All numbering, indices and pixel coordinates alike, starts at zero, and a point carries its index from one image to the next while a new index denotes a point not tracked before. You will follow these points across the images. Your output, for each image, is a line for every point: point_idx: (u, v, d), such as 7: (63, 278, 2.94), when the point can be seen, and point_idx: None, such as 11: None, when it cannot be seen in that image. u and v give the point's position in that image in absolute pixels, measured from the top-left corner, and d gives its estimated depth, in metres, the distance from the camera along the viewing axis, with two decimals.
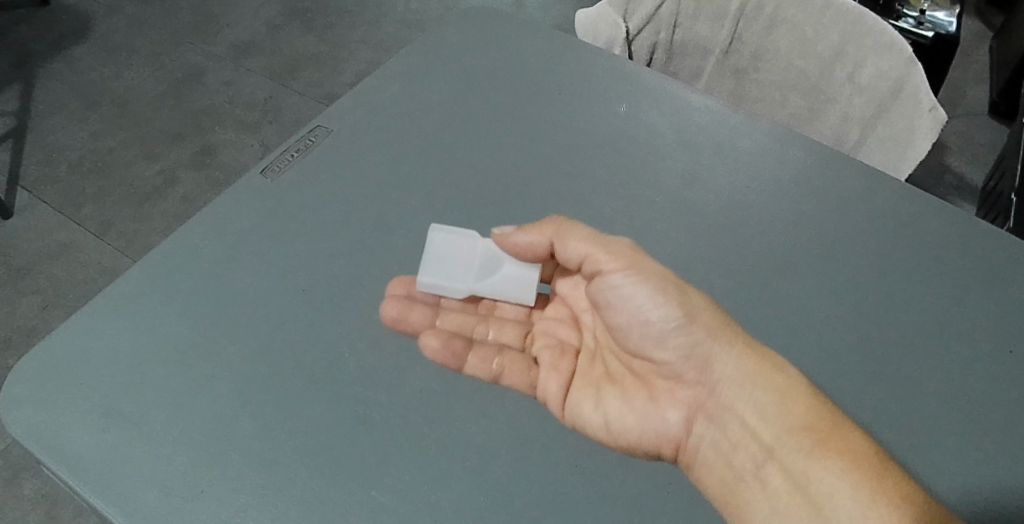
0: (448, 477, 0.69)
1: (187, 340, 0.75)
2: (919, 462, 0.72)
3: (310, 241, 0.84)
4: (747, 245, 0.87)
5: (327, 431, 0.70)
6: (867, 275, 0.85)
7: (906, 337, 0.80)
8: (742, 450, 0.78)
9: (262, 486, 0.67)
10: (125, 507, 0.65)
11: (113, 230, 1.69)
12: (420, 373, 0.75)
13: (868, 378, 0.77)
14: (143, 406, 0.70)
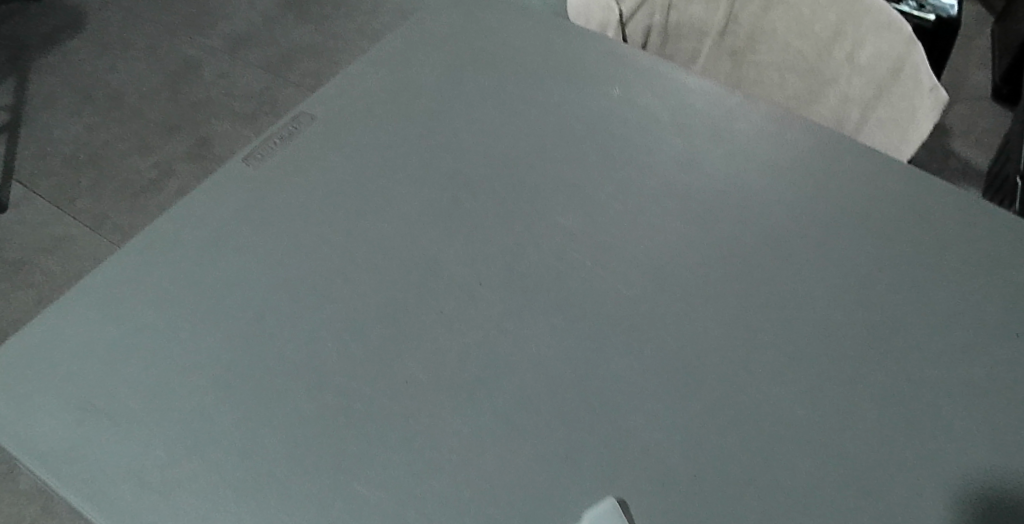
0: (431, 468, 0.64)
1: (164, 329, 0.73)
2: (948, 454, 0.64)
3: (288, 228, 0.80)
4: (760, 227, 0.79)
5: (304, 422, 0.67)
6: (894, 255, 0.77)
7: (935, 320, 0.72)
8: (769, 433, 0.65)
9: (237, 478, 0.64)
10: (98, 502, 0.63)
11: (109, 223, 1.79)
12: (403, 363, 0.70)
13: (888, 362, 0.69)
14: (114, 400, 0.68)
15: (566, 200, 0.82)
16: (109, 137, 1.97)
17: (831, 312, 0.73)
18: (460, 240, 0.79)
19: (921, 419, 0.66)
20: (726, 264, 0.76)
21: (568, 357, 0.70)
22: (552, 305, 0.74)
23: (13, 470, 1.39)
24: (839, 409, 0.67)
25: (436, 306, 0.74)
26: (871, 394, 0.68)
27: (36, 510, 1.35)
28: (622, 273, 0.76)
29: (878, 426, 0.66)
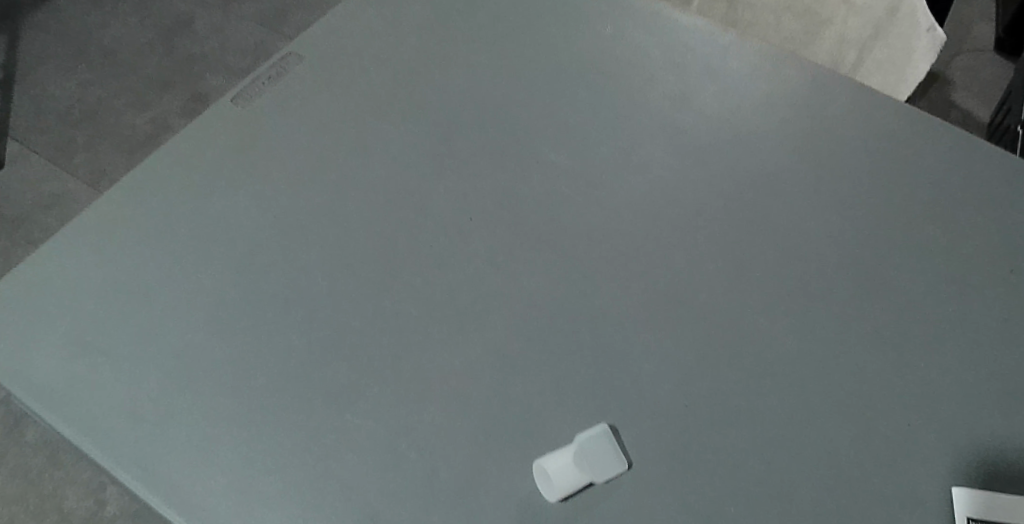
0: (411, 400, 0.60)
1: (144, 259, 0.71)
2: (958, 390, 0.60)
3: (272, 166, 0.76)
4: (769, 156, 0.74)
5: (279, 355, 0.63)
6: (908, 182, 0.72)
7: (946, 250, 0.67)
8: (770, 368, 0.62)
9: (211, 405, 0.61)
10: (76, 424, 0.61)
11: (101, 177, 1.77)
12: (384, 293, 0.66)
13: (897, 293, 0.65)
14: (95, 326, 0.67)
15: (557, 131, 0.78)
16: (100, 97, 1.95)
17: (840, 242, 0.69)
18: (445, 172, 0.75)
19: (924, 352, 0.62)
20: (729, 197, 0.72)
21: (560, 292, 0.66)
22: (544, 240, 0.70)
23: (19, 422, 1.37)
24: (845, 341, 0.63)
25: (423, 240, 0.70)
26: (877, 325, 0.63)
27: (44, 463, 1.32)
28: (619, 207, 0.72)
29: (884, 360, 0.62)
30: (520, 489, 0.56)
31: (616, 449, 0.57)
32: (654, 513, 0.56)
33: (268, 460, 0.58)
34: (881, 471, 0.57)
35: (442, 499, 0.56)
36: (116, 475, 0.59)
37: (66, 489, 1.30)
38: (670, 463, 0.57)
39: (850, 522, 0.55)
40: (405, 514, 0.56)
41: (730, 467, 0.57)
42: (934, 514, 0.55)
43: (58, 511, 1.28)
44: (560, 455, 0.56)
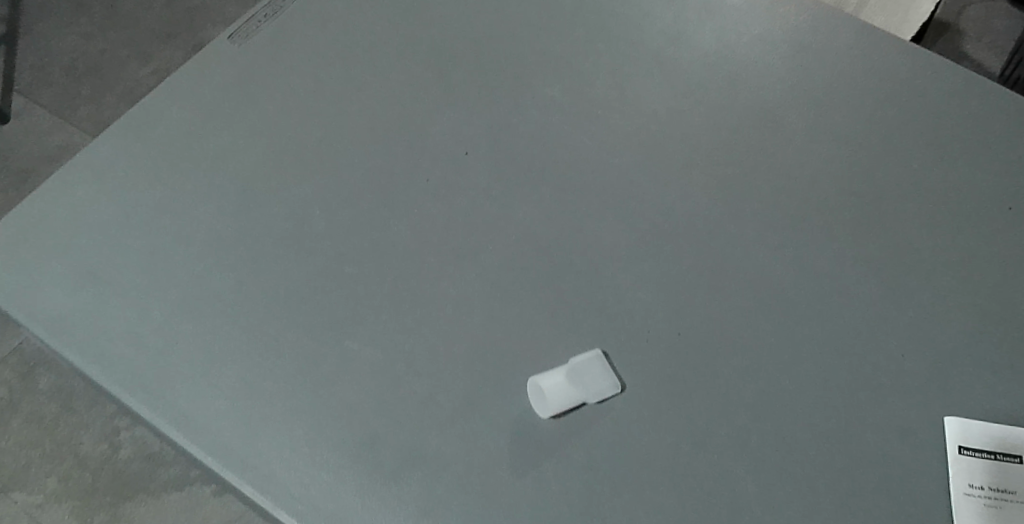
0: (399, 315, 0.56)
1: (101, 163, 0.63)
2: (970, 315, 0.58)
3: (242, 83, 0.67)
4: (794, 60, 0.68)
5: (255, 265, 0.58)
6: (930, 97, 0.67)
7: (961, 172, 0.63)
8: (772, 291, 0.58)
9: (186, 315, 0.56)
10: (40, 318, 0.57)
11: (75, 123, 1.48)
12: (368, 201, 0.61)
13: (916, 213, 0.61)
14: (55, 219, 0.61)
15: (558, 37, 0.70)
16: (43, 41, 1.59)
17: (858, 156, 0.63)
18: (433, 82, 0.67)
19: (924, 278, 0.59)
20: (746, 103, 0.66)
21: (558, 204, 0.61)
22: (543, 151, 0.64)
23: (30, 370, 1.15)
24: (851, 265, 0.59)
25: (406, 159, 0.63)
26: (883, 249, 0.60)
27: (55, 408, 1.13)
28: (626, 115, 0.65)
29: (898, 282, 0.59)
30: (511, 410, 0.53)
31: (610, 372, 0.54)
32: (643, 436, 0.52)
33: (272, 381, 0.54)
34: (873, 401, 0.54)
35: (432, 419, 0.53)
36: (118, 396, 0.54)
37: (81, 433, 1.11)
38: (662, 387, 0.54)
39: (860, 447, 0.53)
40: (394, 435, 0.52)
41: (722, 393, 0.54)
42: (927, 445, 0.53)
43: (74, 457, 1.09)
44: (554, 373, 0.53)
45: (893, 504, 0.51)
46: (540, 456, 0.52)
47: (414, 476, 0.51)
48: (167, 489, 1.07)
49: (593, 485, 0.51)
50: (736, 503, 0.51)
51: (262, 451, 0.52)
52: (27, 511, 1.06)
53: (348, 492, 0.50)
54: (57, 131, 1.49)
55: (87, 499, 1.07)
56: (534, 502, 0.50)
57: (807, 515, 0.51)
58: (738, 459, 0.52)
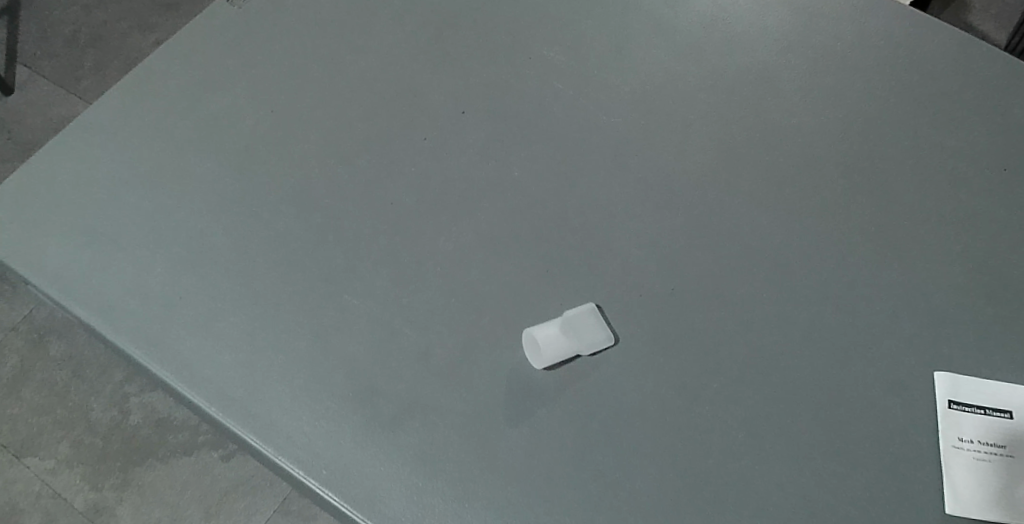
0: (397, 273, 0.57)
1: (104, 125, 0.64)
2: (963, 274, 0.58)
3: (242, 43, 0.68)
4: (793, 19, 0.68)
5: (256, 225, 0.59)
6: (930, 54, 0.66)
7: (959, 130, 0.63)
8: (765, 248, 0.59)
9: (189, 273, 0.57)
10: (47, 276, 0.58)
11: (77, 94, 1.39)
12: (367, 162, 0.62)
13: (912, 172, 0.61)
14: (59, 180, 0.62)
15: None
16: (41, 10, 1.47)
17: (855, 116, 0.64)
18: (430, 45, 0.67)
19: (918, 236, 0.59)
20: (744, 64, 0.66)
21: (554, 163, 0.62)
22: (540, 111, 0.64)
23: (40, 338, 1.17)
24: (845, 223, 0.60)
25: (404, 119, 0.64)
26: (877, 207, 0.60)
27: (65, 376, 1.14)
28: (624, 74, 0.65)
29: (892, 240, 0.59)
30: (507, 363, 0.54)
31: (603, 325, 0.55)
32: (636, 389, 0.54)
33: (273, 334, 0.55)
34: (862, 355, 0.55)
35: (430, 373, 0.54)
36: (123, 348, 0.55)
37: (91, 400, 1.13)
38: (655, 341, 0.55)
39: (850, 401, 0.54)
40: (393, 386, 0.53)
41: (714, 347, 0.55)
42: (916, 398, 0.54)
43: (85, 423, 1.12)
44: (549, 325, 0.54)
45: (880, 455, 0.52)
46: (536, 408, 0.53)
47: (412, 425, 0.52)
48: (176, 454, 1.09)
49: (586, 434, 0.52)
50: (727, 454, 0.52)
51: (264, 401, 0.53)
52: (41, 475, 1.08)
53: (348, 440, 0.52)
54: (59, 102, 1.38)
55: (98, 464, 1.09)
56: (529, 451, 0.52)
57: (796, 464, 0.52)
58: (728, 410, 0.53)
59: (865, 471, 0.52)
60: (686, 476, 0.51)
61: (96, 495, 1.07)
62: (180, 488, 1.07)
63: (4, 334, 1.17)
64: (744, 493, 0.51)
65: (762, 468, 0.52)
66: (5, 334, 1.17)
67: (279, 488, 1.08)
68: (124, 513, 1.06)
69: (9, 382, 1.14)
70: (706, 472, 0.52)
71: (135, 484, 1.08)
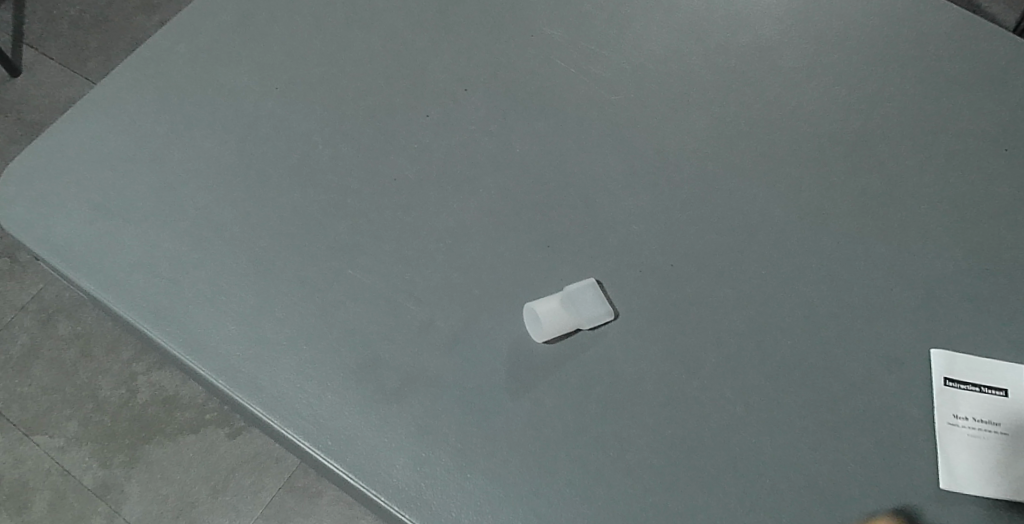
0: (399, 249, 0.58)
1: (111, 103, 0.64)
2: (960, 253, 0.59)
3: (245, 20, 0.68)
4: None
5: (260, 202, 0.60)
6: (933, 33, 0.66)
7: (960, 109, 0.63)
8: (764, 226, 0.59)
9: (196, 247, 0.58)
10: (58, 250, 0.59)
11: (83, 75, 1.40)
12: (371, 140, 0.62)
13: (911, 151, 0.62)
14: (68, 158, 0.62)
15: None
16: None
17: (856, 95, 0.64)
18: (433, 23, 0.68)
19: (917, 214, 0.60)
20: (746, 43, 0.66)
21: (555, 140, 0.62)
22: (542, 88, 0.64)
23: (50, 317, 1.18)
24: (843, 201, 0.60)
25: (407, 96, 0.64)
26: (877, 185, 0.60)
27: (74, 355, 1.16)
28: (626, 52, 0.66)
29: (890, 219, 0.59)
30: (508, 336, 0.55)
31: (603, 299, 0.56)
32: (634, 364, 0.54)
33: (280, 308, 0.56)
34: (859, 331, 0.56)
35: (432, 347, 0.55)
36: (132, 323, 0.56)
37: (100, 378, 1.14)
38: (653, 315, 0.56)
39: (846, 376, 0.55)
40: (396, 359, 0.54)
41: (713, 322, 0.56)
42: (911, 374, 0.55)
43: (94, 401, 1.13)
44: (549, 299, 0.55)
45: (874, 428, 0.53)
46: (535, 381, 0.54)
47: (415, 396, 0.53)
48: (183, 431, 1.11)
49: (585, 407, 0.53)
50: (724, 428, 0.53)
51: (269, 372, 0.54)
52: (51, 452, 1.10)
53: (352, 411, 0.53)
54: (65, 83, 1.39)
55: (107, 442, 1.11)
56: (529, 422, 0.53)
57: (791, 437, 0.53)
58: (725, 384, 0.54)
59: (860, 444, 0.53)
60: (683, 449, 0.52)
61: (105, 472, 1.09)
62: (188, 465, 1.09)
63: (14, 313, 1.19)
64: (741, 465, 0.52)
65: (758, 441, 0.53)
66: (15, 313, 1.19)
67: (286, 464, 1.10)
68: (133, 489, 1.08)
69: (20, 360, 1.16)
70: (703, 444, 0.52)
71: (144, 461, 1.09)
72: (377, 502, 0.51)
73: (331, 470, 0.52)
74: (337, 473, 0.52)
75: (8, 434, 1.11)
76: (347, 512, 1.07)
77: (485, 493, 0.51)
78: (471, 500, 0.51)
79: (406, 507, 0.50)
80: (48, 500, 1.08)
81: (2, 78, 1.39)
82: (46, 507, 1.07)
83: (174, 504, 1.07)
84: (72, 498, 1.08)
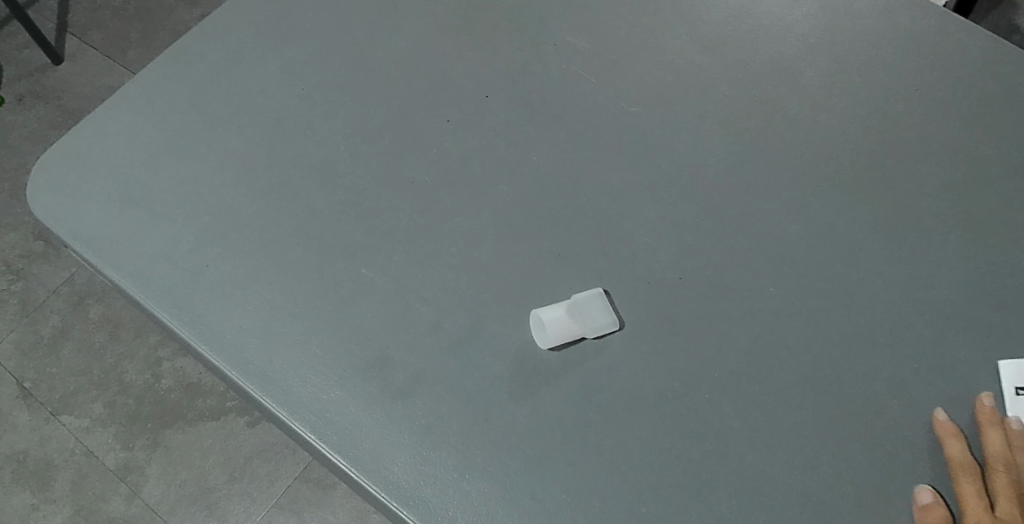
0: (412, 251, 0.59)
1: (143, 99, 0.66)
2: (975, 277, 0.58)
3: (276, 20, 0.70)
4: (821, 14, 0.67)
5: (280, 199, 0.61)
6: (961, 56, 0.65)
7: (983, 135, 0.62)
8: (775, 242, 0.59)
9: (217, 242, 0.60)
10: (86, 239, 0.61)
11: (124, 64, 1.43)
12: (390, 142, 0.63)
13: (930, 174, 0.61)
14: (101, 151, 0.64)
15: None
16: None
17: (876, 115, 0.63)
18: (458, 30, 0.69)
19: (932, 237, 0.59)
20: (768, 59, 0.66)
21: (572, 150, 0.63)
22: (561, 98, 0.65)
23: (81, 300, 1.22)
24: (856, 220, 0.60)
25: (427, 100, 0.65)
26: (891, 207, 0.60)
27: (103, 338, 1.19)
28: (647, 64, 0.66)
29: (904, 240, 0.59)
30: (514, 341, 0.56)
31: (609, 309, 0.56)
32: (638, 374, 0.55)
33: (294, 303, 0.58)
34: (866, 353, 0.56)
35: (439, 349, 0.56)
36: (151, 311, 0.58)
37: (126, 362, 1.17)
38: (659, 327, 0.56)
39: (850, 396, 0.54)
40: (403, 359, 0.55)
41: (719, 337, 0.56)
42: (917, 397, 0.54)
43: (119, 384, 1.16)
44: (556, 307, 0.55)
45: (875, 447, 0.53)
46: (539, 387, 0.54)
47: (420, 397, 0.54)
48: (203, 418, 1.14)
49: (587, 415, 0.54)
50: (724, 442, 0.53)
51: (281, 366, 0.56)
52: (76, 432, 1.13)
53: (359, 408, 0.54)
54: (106, 72, 1.43)
55: (130, 425, 1.14)
56: (530, 426, 0.53)
57: (791, 455, 0.53)
58: (728, 398, 0.54)
59: (859, 465, 0.53)
60: (682, 460, 0.53)
61: (126, 454, 1.12)
62: (206, 451, 1.12)
63: (47, 295, 1.22)
64: (738, 480, 0.52)
65: (757, 456, 0.53)
66: (48, 296, 1.22)
67: (301, 455, 1.11)
68: (152, 472, 1.11)
69: (51, 342, 1.19)
70: (702, 458, 0.53)
71: (164, 445, 1.12)
72: (378, 498, 0.52)
73: (336, 464, 0.54)
74: (341, 467, 0.53)
75: (36, 412, 1.15)
76: (359, 506, 1.08)
77: (482, 495, 0.51)
78: (469, 500, 0.51)
79: (405, 504, 0.51)
80: (70, 479, 1.11)
81: (46, 65, 1.43)
82: (69, 485, 1.11)
83: (191, 490, 1.10)
84: (93, 478, 1.11)
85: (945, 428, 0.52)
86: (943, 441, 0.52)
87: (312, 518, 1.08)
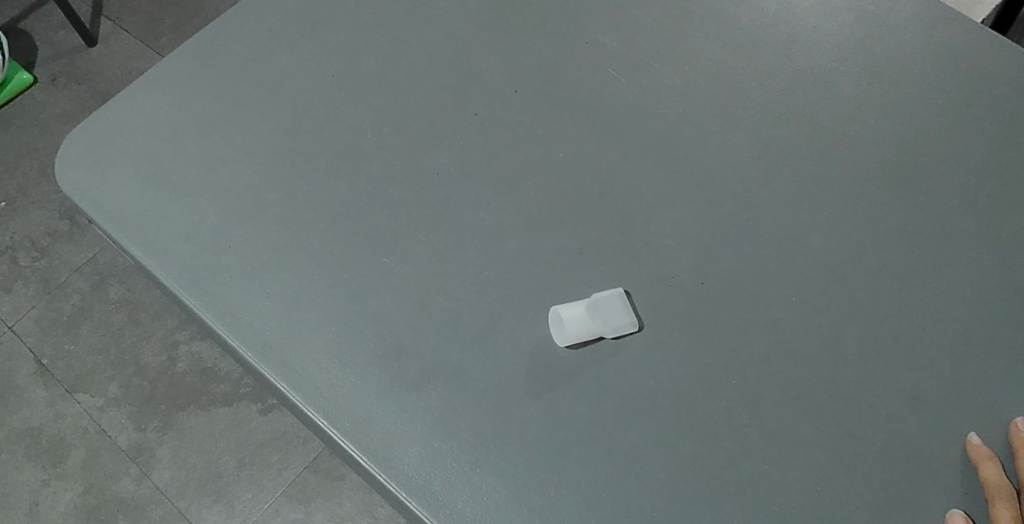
0: (433, 242, 0.59)
1: (174, 81, 0.67)
2: (1005, 297, 0.57)
3: (308, 8, 0.70)
4: (857, 24, 0.67)
5: (305, 185, 0.62)
6: (999, 72, 0.64)
7: (1019, 153, 0.61)
8: (800, 251, 0.58)
9: (240, 225, 0.60)
10: (112, 217, 0.61)
11: (156, 49, 1.45)
12: (416, 134, 0.63)
13: (962, 190, 0.60)
14: (130, 131, 0.65)
15: None
16: None
17: (909, 128, 0.62)
18: (489, 25, 0.69)
19: (960, 254, 0.58)
20: (801, 67, 0.65)
21: (598, 149, 0.62)
22: (589, 96, 0.65)
23: (102, 280, 1.23)
24: (884, 233, 0.59)
25: (455, 93, 0.65)
26: (921, 221, 0.59)
27: (121, 318, 1.20)
28: (677, 66, 0.65)
29: (933, 255, 0.58)
30: (531, 338, 0.56)
31: (629, 310, 0.56)
32: (654, 377, 0.54)
33: (313, 289, 0.58)
34: (888, 368, 0.55)
35: (455, 341, 0.56)
36: (171, 290, 0.59)
37: (143, 344, 1.19)
38: (678, 331, 0.56)
39: (870, 411, 0.54)
40: (418, 349, 0.55)
41: (738, 344, 0.55)
42: (940, 415, 0.53)
43: (135, 365, 1.17)
44: (575, 304, 0.55)
45: (895, 464, 0.52)
46: (554, 384, 0.54)
47: (434, 389, 0.54)
48: (216, 403, 1.14)
49: (600, 415, 0.53)
50: (738, 450, 0.52)
51: (297, 351, 0.56)
52: (91, 411, 1.15)
53: (373, 397, 0.54)
54: (138, 56, 1.44)
55: (143, 406, 1.15)
56: (542, 423, 0.53)
57: (807, 467, 0.52)
58: (745, 406, 0.54)
59: (876, 480, 0.52)
60: (695, 466, 0.52)
61: (139, 435, 1.13)
62: (217, 435, 1.12)
63: (70, 273, 1.24)
64: (751, 489, 0.51)
65: (772, 467, 0.52)
66: (70, 274, 1.24)
67: (311, 444, 1.12)
68: (163, 454, 1.12)
69: (71, 320, 1.21)
70: (715, 465, 0.52)
71: (176, 428, 1.13)
72: (386, 487, 0.52)
73: (346, 451, 0.54)
74: (351, 455, 0.53)
75: (53, 389, 1.16)
76: (366, 499, 1.08)
77: (492, 490, 0.51)
78: (478, 494, 0.51)
79: (414, 495, 0.51)
80: (83, 457, 1.12)
81: (79, 47, 1.45)
82: (81, 462, 1.12)
83: (200, 473, 1.11)
84: (105, 457, 1.12)
85: (978, 452, 0.51)
86: (977, 465, 0.51)
87: (318, 508, 1.08)
